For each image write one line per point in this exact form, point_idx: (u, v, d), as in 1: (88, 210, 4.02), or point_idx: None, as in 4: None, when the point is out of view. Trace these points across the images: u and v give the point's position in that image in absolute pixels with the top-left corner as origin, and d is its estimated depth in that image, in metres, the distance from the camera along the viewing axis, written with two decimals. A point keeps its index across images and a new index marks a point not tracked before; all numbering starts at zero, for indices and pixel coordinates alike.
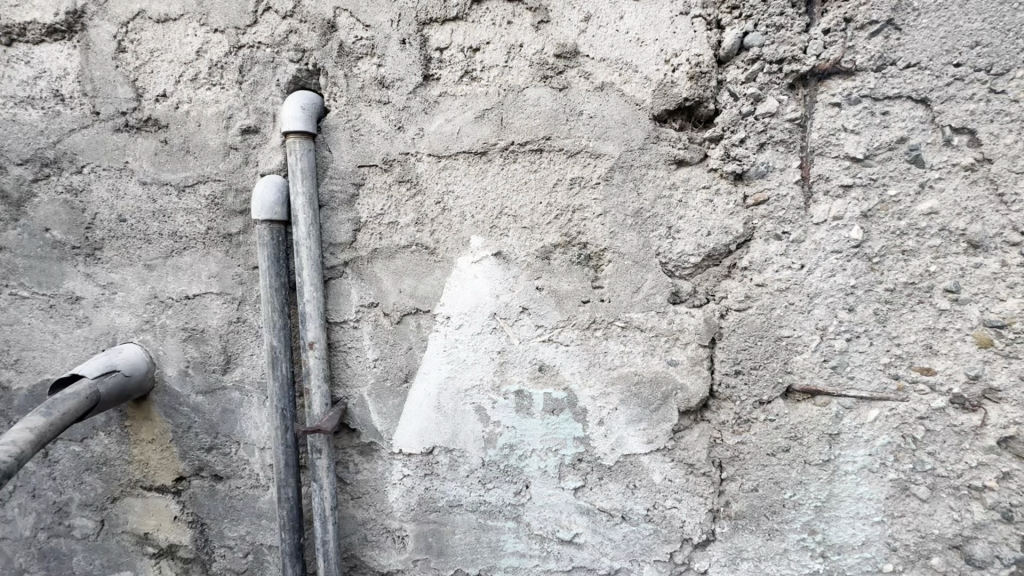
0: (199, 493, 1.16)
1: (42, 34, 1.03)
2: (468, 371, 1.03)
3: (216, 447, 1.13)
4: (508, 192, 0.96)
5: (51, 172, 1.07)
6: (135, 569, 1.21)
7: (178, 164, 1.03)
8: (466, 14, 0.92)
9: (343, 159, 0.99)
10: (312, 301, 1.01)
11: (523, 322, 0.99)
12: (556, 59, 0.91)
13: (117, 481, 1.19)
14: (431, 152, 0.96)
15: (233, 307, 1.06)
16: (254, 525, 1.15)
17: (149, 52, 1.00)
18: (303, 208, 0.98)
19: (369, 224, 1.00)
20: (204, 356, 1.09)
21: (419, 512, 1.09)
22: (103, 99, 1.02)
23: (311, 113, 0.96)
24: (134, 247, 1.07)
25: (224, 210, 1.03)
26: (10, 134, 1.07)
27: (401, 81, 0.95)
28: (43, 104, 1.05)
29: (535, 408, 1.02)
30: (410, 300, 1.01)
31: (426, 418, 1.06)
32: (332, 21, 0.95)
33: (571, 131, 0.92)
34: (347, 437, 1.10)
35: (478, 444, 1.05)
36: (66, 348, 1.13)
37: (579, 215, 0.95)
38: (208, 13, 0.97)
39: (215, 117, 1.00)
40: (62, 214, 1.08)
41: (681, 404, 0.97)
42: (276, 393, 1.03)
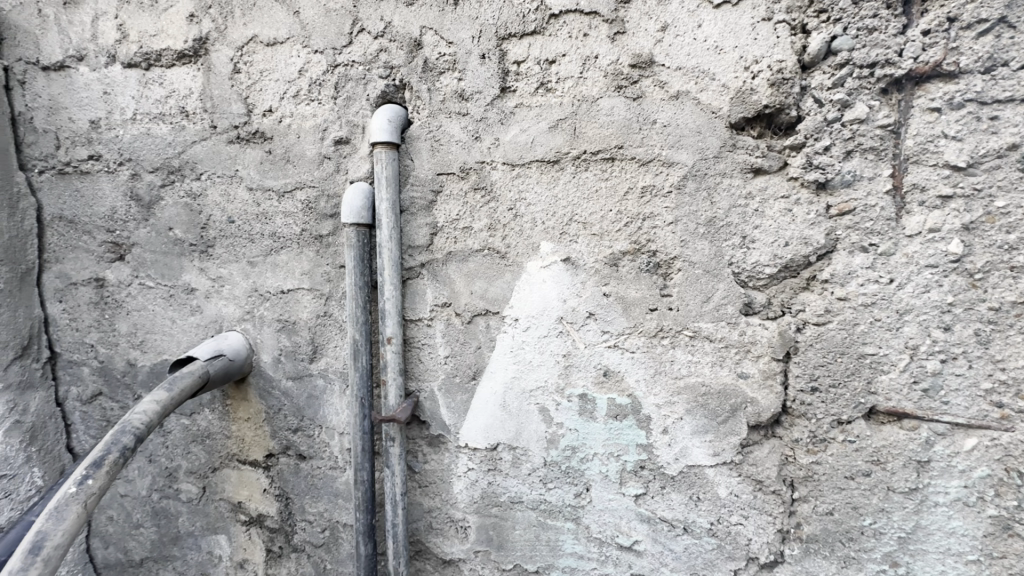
0: (285, 469, 1.28)
1: (173, 59, 1.17)
2: (533, 373, 1.06)
3: (301, 429, 1.24)
4: (579, 199, 0.98)
5: (175, 179, 1.22)
6: (229, 532, 1.36)
7: (280, 172, 1.14)
8: (544, 27, 0.95)
9: (423, 167, 1.06)
10: (391, 299, 1.08)
11: (589, 327, 1.01)
12: (632, 69, 0.92)
13: (217, 453, 1.33)
14: (506, 161, 1.00)
15: (321, 302, 1.16)
16: (332, 503, 1.25)
17: (259, 73, 1.12)
18: (386, 213, 1.05)
19: (445, 228, 1.06)
20: (294, 345, 1.20)
21: (482, 504, 1.14)
22: (220, 115, 1.16)
23: (397, 125, 1.03)
24: (240, 245, 1.20)
25: (317, 213, 1.13)
26: (145, 146, 1.23)
27: (480, 93, 1.00)
28: (171, 119, 1.20)
29: (599, 412, 1.04)
30: (481, 302, 1.06)
31: (492, 415, 1.10)
32: (418, 40, 1.01)
33: (644, 140, 0.93)
34: (418, 428, 1.16)
35: (541, 444, 1.08)
36: (181, 333, 1.29)
37: (649, 223, 0.95)
38: (310, 35, 1.07)
39: (312, 130, 1.11)
40: (183, 215, 1.23)
41: (751, 417, 0.95)
42: (356, 383, 1.11)
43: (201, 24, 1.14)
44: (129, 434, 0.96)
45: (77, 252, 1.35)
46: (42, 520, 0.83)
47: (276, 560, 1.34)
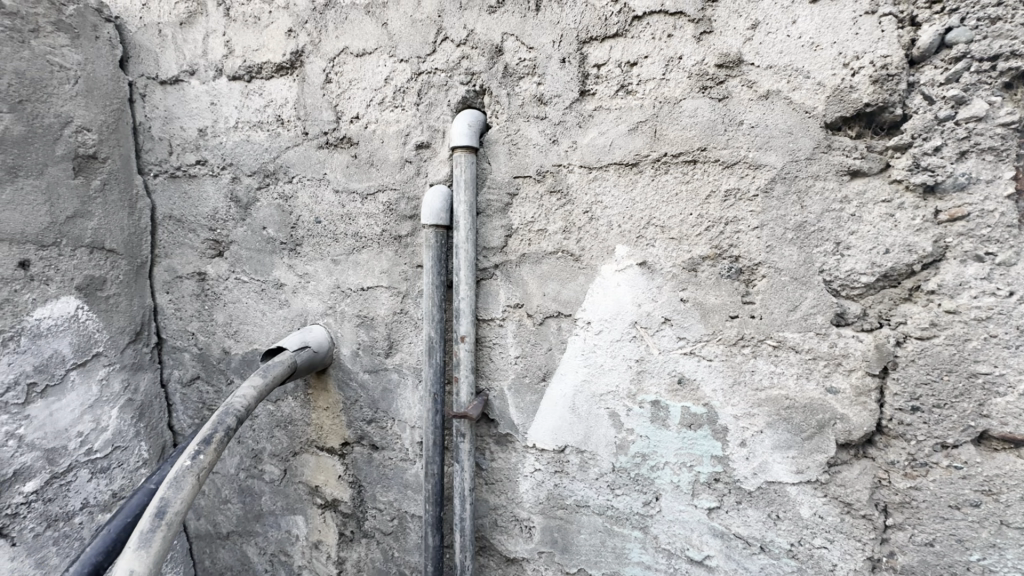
0: (359, 458, 1.35)
1: (272, 71, 1.27)
2: (604, 377, 1.05)
3: (375, 421, 1.30)
4: (657, 202, 0.96)
5: (270, 182, 1.32)
6: (306, 514, 1.45)
7: (365, 176, 1.21)
8: (626, 30, 0.95)
9: (500, 170, 1.08)
10: (466, 299, 1.10)
11: (664, 333, 0.99)
12: (717, 69, 0.90)
13: (297, 438, 1.42)
14: (583, 164, 1.01)
15: (398, 300, 1.21)
16: (401, 493, 1.30)
17: (348, 82, 1.19)
18: (464, 215, 1.07)
19: (520, 231, 1.08)
20: (372, 340, 1.26)
21: (548, 506, 1.15)
22: (312, 122, 1.24)
23: (477, 129, 1.06)
24: (325, 244, 1.28)
25: (397, 215, 1.19)
26: (245, 151, 1.34)
27: (559, 97, 1.01)
28: (268, 127, 1.30)
29: (672, 420, 1.01)
30: (553, 304, 1.07)
31: (561, 417, 1.10)
32: (500, 46, 1.04)
33: (729, 142, 0.90)
34: (486, 426, 1.19)
35: (610, 449, 1.07)
36: (270, 324, 1.39)
37: (732, 227, 0.92)
38: (397, 45, 1.13)
39: (395, 135, 1.16)
40: (275, 215, 1.33)
41: (840, 435, 0.89)
42: (430, 378, 1.14)
43: (298, 38, 1.22)
44: (232, 414, 1.04)
45: (183, 248, 1.49)
46: (164, 488, 0.90)
47: (348, 544, 1.41)
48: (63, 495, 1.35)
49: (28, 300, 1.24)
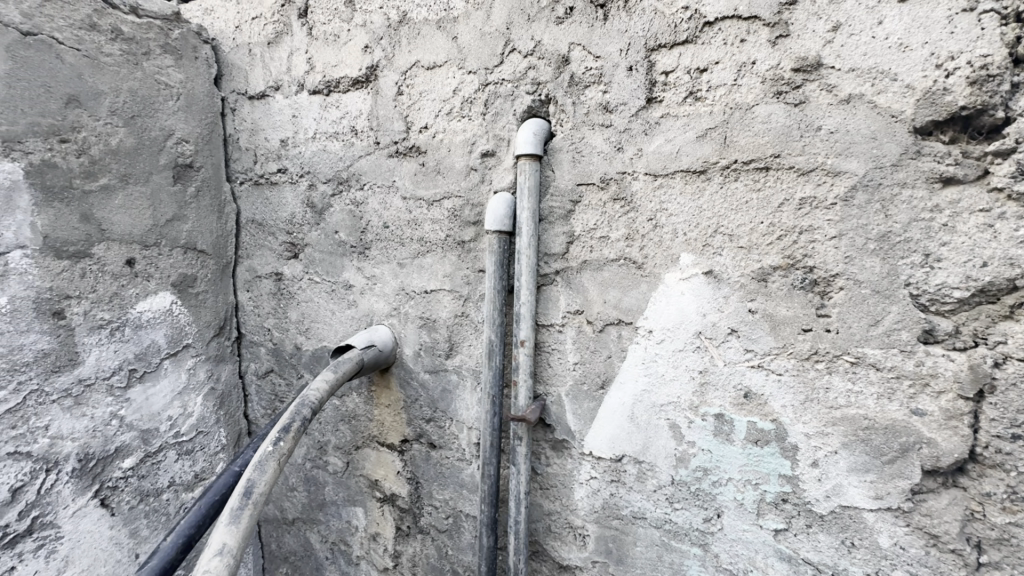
0: (417, 456, 1.39)
1: (349, 85, 1.35)
2: (665, 387, 1.03)
3: (434, 420, 1.34)
4: (725, 210, 0.94)
5: (343, 189, 1.40)
6: (366, 506, 1.51)
7: (432, 183, 1.25)
8: (697, 36, 0.93)
9: (564, 177, 1.09)
10: (527, 304, 1.12)
11: (730, 344, 0.96)
12: (794, 73, 0.87)
13: (360, 433, 1.49)
14: (648, 171, 1.00)
15: (460, 303, 1.25)
16: (457, 492, 1.34)
17: (419, 94, 1.24)
18: (527, 221, 1.09)
19: (582, 238, 1.08)
20: (433, 342, 1.31)
21: (604, 515, 1.14)
22: (384, 132, 1.31)
23: (541, 138, 1.07)
24: (392, 248, 1.34)
25: (461, 221, 1.22)
26: (321, 160, 1.43)
27: (625, 105, 1.01)
28: (343, 137, 1.38)
29: (736, 435, 0.98)
30: (614, 311, 1.07)
31: (619, 426, 1.09)
32: (566, 56, 1.05)
33: (806, 148, 0.87)
34: (542, 431, 1.19)
35: (669, 461, 1.05)
36: (339, 323, 1.47)
37: (807, 237, 0.88)
38: (465, 58, 1.17)
39: (462, 144, 1.20)
40: (347, 220, 1.41)
41: (927, 461, 0.83)
42: (489, 381, 1.17)
43: (373, 54, 1.29)
44: (307, 406, 1.09)
45: (263, 250, 1.60)
46: (249, 470, 0.97)
47: (404, 539, 1.45)
48: (154, 473, 1.48)
49: (132, 295, 1.38)
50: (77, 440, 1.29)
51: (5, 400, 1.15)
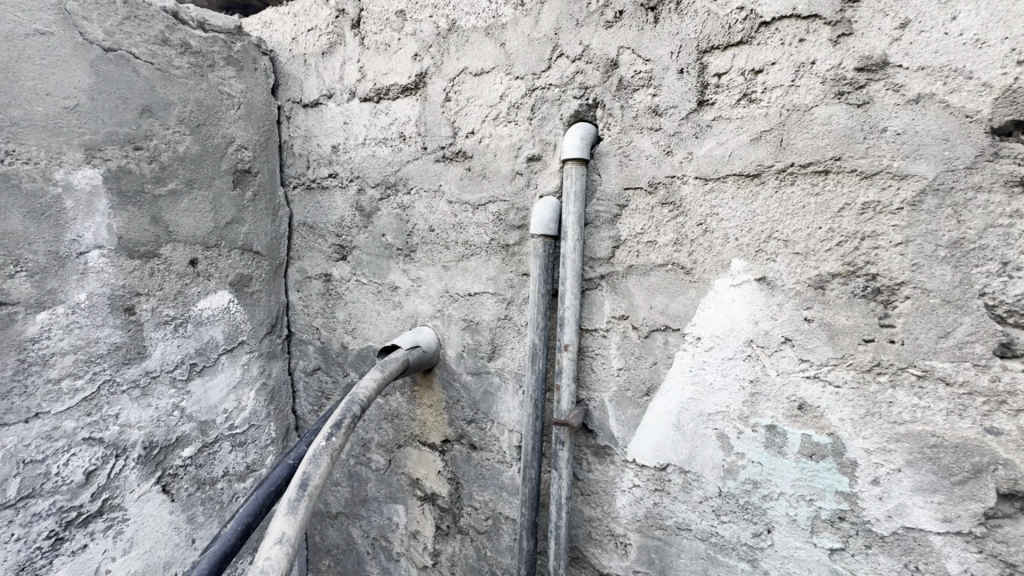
0: (458, 456, 1.41)
1: (398, 93, 1.38)
2: (713, 396, 1.01)
3: (475, 421, 1.36)
4: (780, 215, 0.91)
5: (391, 193, 1.44)
6: (407, 504, 1.54)
7: (477, 187, 1.27)
8: (752, 37, 0.91)
9: (610, 182, 1.08)
10: (571, 308, 1.11)
11: (784, 353, 0.93)
12: (856, 73, 0.83)
13: (402, 432, 1.52)
14: (698, 175, 0.98)
15: (503, 306, 1.26)
16: (497, 494, 1.34)
17: (466, 100, 1.27)
18: (572, 225, 1.09)
19: (628, 242, 1.07)
20: (476, 344, 1.32)
21: (646, 524, 1.12)
22: (431, 138, 1.33)
23: (588, 142, 1.07)
24: (437, 251, 1.37)
25: (506, 224, 1.23)
26: (370, 165, 1.47)
27: (675, 108, 0.99)
28: (392, 143, 1.42)
29: (790, 448, 0.95)
30: (661, 317, 1.05)
31: (664, 434, 1.07)
32: (615, 59, 1.05)
33: (869, 150, 0.83)
34: (584, 436, 1.18)
35: (717, 472, 1.02)
36: (384, 323, 1.51)
37: (869, 243, 0.85)
38: (513, 63, 1.18)
39: (508, 148, 1.21)
40: (394, 224, 1.44)
41: (1002, 484, 0.78)
42: (532, 384, 1.17)
43: (422, 61, 1.33)
44: (357, 403, 1.12)
45: (313, 251, 1.66)
46: (304, 464, 1.01)
47: (443, 538, 1.47)
48: (210, 462, 1.56)
49: (194, 293, 1.46)
50: (142, 429, 1.38)
51: (82, 388, 1.25)
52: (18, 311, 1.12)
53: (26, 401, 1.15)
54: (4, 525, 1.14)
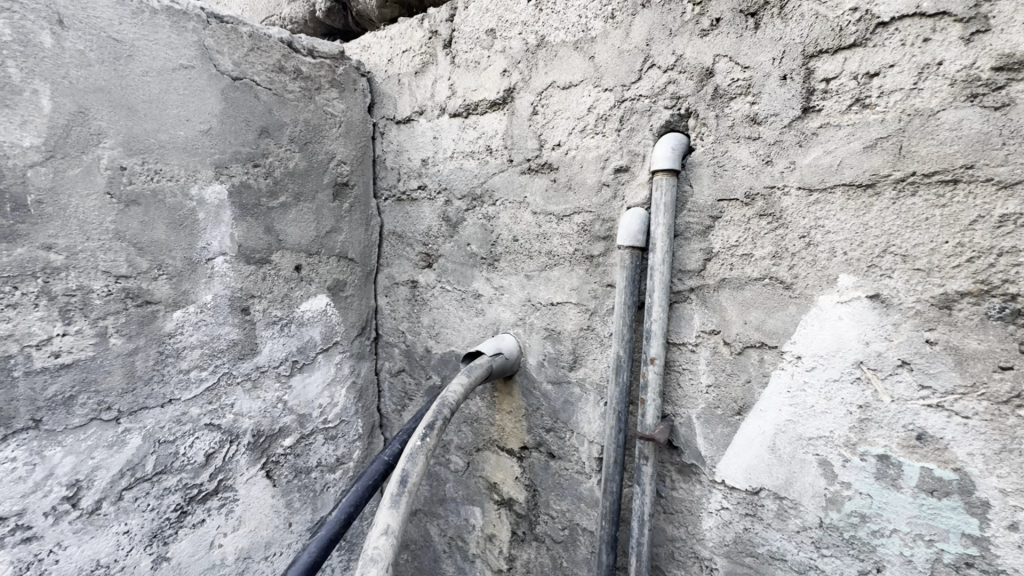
0: (536, 463, 1.42)
1: (486, 107, 1.43)
2: (814, 420, 0.95)
3: (554, 430, 1.37)
4: (898, 227, 0.85)
5: (477, 204, 1.49)
6: (484, 507, 1.58)
7: (563, 199, 1.29)
8: (866, 39, 0.86)
9: (703, 192, 1.06)
10: (658, 321, 1.09)
11: (900, 378, 0.86)
12: (993, 73, 0.76)
13: (481, 436, 1.56)
14: (802, 185, 0.93)
15: (586, 316, 1.26)
16: (574, 505, 1.34)
17: (553, 113, 1.29)
18: (661, 237, 1.07)
19: (721, 254, 1.04)
20: (557, 353, 1.33)
21: (735, 550, 1.07)
22: (518, 150, 1.37)
23: (679, 152, 1.05)
24: (520, 260, 1.39)
25: (591, 235, 1.24)
26: (457, 177, 1.54)
27: (776, 116, 0.95)
28: (479, 156, 1.47)
29: (905, 481, 0.87)
30: (756, 333, 1.01)
31: (757, 456, 1.02)
32: (711, 68, 1.02)
33: (1009, 157, 0.76)
34: (669, 453, 1.15)
35: (818, 501, 0.96)
36: (467, 329, 1.56)
37: (1008, 259, 0.77)
38: (602, 76, 1.18)
39: (595, 160, 1.22)
40: (479, 233, 1.49)
41: None
42: (615, 397, 1.15)
43: (511, 77, 1.37)
44: (447, 406, 1.17)
45: (401, 259, 1.76)
46: (402, 461, 1.07)
47: (519, 544, 1.49)
48: (306, 452, 1.68)
49: (298, 296, 1.60)
50: (252, 418, 1.52)
51: (205, 379, 1.40)
52: (159, 309, 1.29)
53: (163, 388, 1.32)
54: (142, 496, 1.31)
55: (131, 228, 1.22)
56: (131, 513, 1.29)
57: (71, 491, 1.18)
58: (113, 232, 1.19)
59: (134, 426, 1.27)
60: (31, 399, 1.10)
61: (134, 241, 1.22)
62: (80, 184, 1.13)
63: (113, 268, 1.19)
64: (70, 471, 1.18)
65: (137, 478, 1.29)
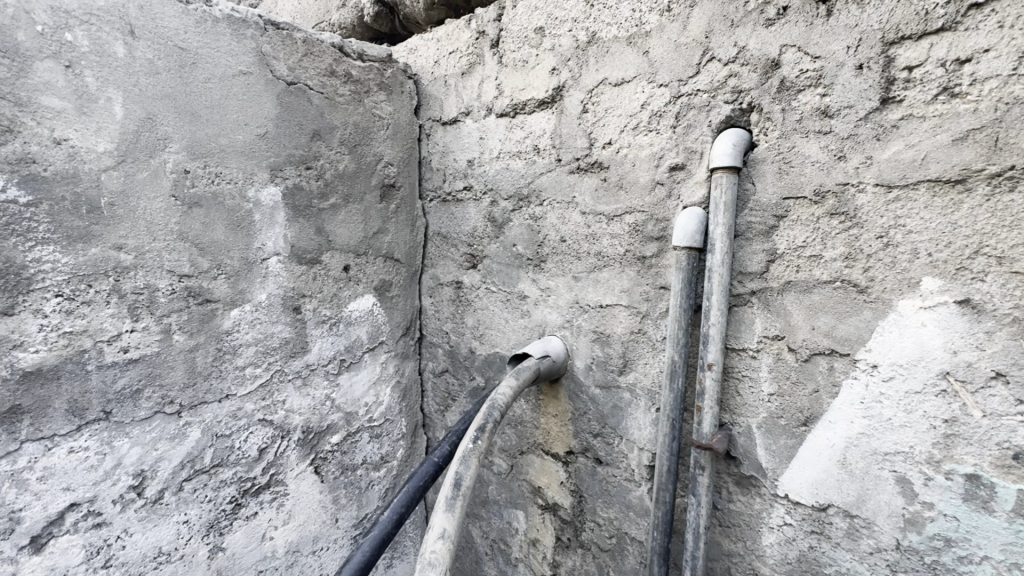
0: (582, 469, 1.39)
1: (534, 107, 1.41)
2: (892, 434, 0.88)
3: (602, 436, 1.33)
4: (993, 227, 0.77)
5: (523, 205, 1.47)
6: (528, 511, 1.56)
7: (613, 198, 1.26)
8: (957, 22, 0.79)
9: (767, 190, 1.00)
10: (716, 325, 1.04)
11: (993, 392, 0.78)
12: None
13: (525, 439, 1.54)
14: (880, 181, 0.87)
15: (637, 319, 1.23)
16: (622, 513, 1.30)
17: (604, 110, 1.26)
18: (720, 237, 1.02)
19: (786, 256, 0.98)
20: (606, 356, 1.30)
21: (799, 569, 1.01)
22: (566, 150, 1.34)
23: (741, 148, 1.00)
24: (568, 262, 1.37)
25: (643, 236, 1.20)
26: (503, 177, 1.52)
27: (850, 108, 0.89)
28: (526, 156, 1.45)
29: (998, 504, 0.79)
30: (825, 340, 0.95)
31: (825, 470, 0.96)
32: (777, 59, 0.97)
33: None
34: (726, 463, 1.10)
35: (894, 521, 0.89)
36: (512, 331, 1.55)
37: None
38: (657, 71, 1.15)
39: (648, 158, 1.18)
40: (525, 234, 1.48)
41: None
42: (669, 403, 1.11)
43: (561, 75, 1.34)
44: (497, 408, 1.16)
45: (446, 260, 1.76)
46: (455, 463, 1.07)
47: (563, 550, 1.47)
48: (353, 450, 1.71)
49: (347, 296, 1.63)
50: (302, 415, 1.56)
51: (260, 375, 1.44)
52: (218, 308, 1.33)
53: (221, 383, 1.36)
54: (200, 488, 1.36)
55: (193, 229, 1.26)
56: (191, 503, 1.34)
57: (137, 480, 1.24)
58: (177, 233, 1.24)
59: (194, 420, 1.32)
60: (103, 392, 1.16)
61: (196, 242, 1.27)
62: (148, 187, 1.18)
63: (177, 268, 1.24)
64: (136, 461, 1.23)
65: (196, 470, 1.34)
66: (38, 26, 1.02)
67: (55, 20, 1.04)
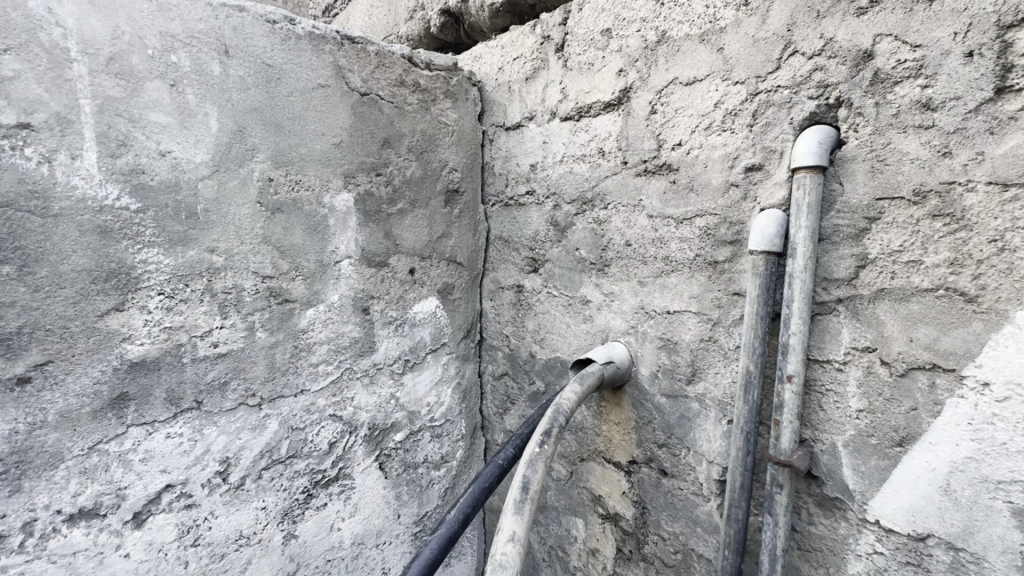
0: (645, 480, 1.35)
1: (600, 109, 1.40)
2: (1007, 460, 0.79)
3: (667, 446, 1.29)
4: None
5: (587, 209, 1.46)
6: (587, 519, 1.54)
7: (683, 201, 1.22)
8: None
9: (856, 191, 0.93)
10: (798, 334, 0.98)
11: None
12: None
13: (586, 445, 1.52)
14: (993, 180, 0.79)
15: (708, 327, 1.18)
16: (688, 528, 1.25)
17: (674, 111, 1.22)
18: (803, 241, 0.96)
19: (879, 261, 0.91)
20: (673, 364, 1.26)
21: None
22: (633, 152, 1.32)
23: (826, 147, 0.94)
24: (633, 266, 1.34)
25: (715, 239, 1.15)
26: (566, 180, 1.52)
27: (957, 99, 0.82)
28: (590, 159, 1.44)
29: None
30: (925, 353, 0.86)
31: (924, 496, 0.88)
32: (870, 50, 0.90)
33: None
34: (806, 482, 1.03)
35: (1009, 558, 0.80)
36: (573, 336, 1.54)
37: None
38: (733, 68, 1.10)
39: (721, 159, 1.13)
40: (589, 238, 1.46)
41: None
42: (743, 415, 1.05)
43: (628, 76, 1.32)
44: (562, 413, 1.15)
45: (507, 264, 1.78)
46: (522, 467, 1.07)
47: (624, 562, 1.43)
48: (414, 448, 1.76)
49: (411, 298, 1.68)
50: (369, 412, 1.62)
51: (331, 372, 1.51)
52: (296, 307, 1.41)
53: (297, 378, 1.44)
54: (277, 477, 1.44)
55: (276, 233, 1.35)
56: (268, 491, 1.43)
57: (223, 466, 1.33)
58: (261, 237, 1.33)
59: (273, 412, 1.41)
60: (195, 382, 1.26)
61: (278, 245, 1.36)
62: (238, 195, 1.28)
63: (261, 269, 1.33)
64: (222, 448, 1.32)
65: (274, 460, 1.43)
66: (149, 49, 1.13)
67: (163, 44, 1.14)
